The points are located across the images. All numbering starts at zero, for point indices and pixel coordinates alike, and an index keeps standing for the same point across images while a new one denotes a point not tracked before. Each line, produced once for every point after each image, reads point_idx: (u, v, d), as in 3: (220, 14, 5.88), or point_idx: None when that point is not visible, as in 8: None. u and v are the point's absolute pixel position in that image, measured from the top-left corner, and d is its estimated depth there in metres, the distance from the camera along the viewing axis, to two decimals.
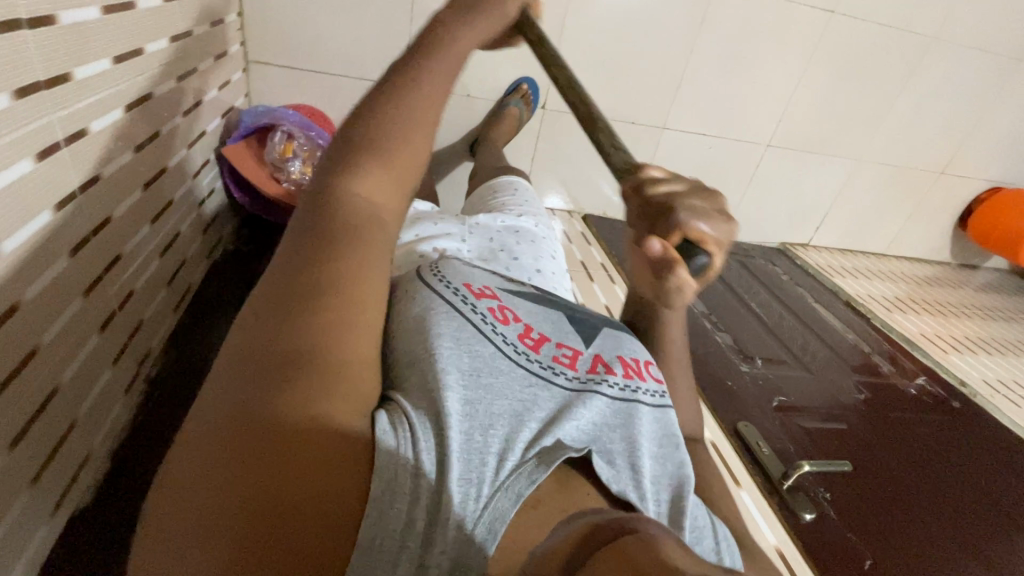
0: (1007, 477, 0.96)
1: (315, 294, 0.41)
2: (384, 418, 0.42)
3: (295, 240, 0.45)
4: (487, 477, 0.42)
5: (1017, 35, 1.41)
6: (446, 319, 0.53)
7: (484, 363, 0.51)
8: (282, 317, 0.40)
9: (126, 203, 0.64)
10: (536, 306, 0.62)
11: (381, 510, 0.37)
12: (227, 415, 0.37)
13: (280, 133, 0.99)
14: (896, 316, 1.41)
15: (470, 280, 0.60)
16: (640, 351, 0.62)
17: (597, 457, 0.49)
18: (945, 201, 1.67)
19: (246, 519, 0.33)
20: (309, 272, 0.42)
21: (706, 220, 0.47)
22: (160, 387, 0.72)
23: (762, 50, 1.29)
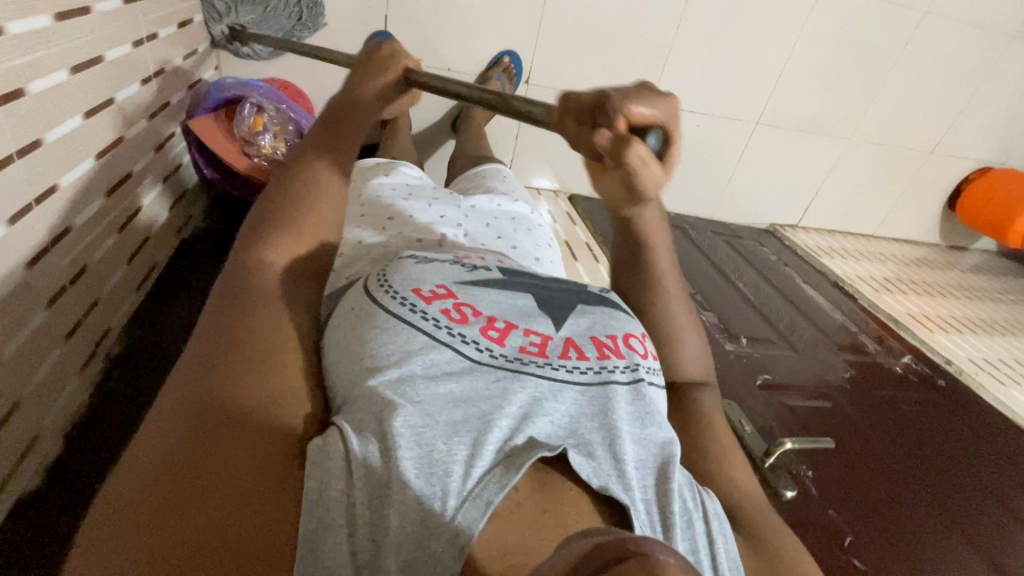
0: (991, 454, 0.95)
1: (239, 338, 0.46)
2: (318, 443, 0.42)
3: (216, 298, 0.50)
4: (453, 487, 0.41)
5: (1012, 10, 1.39)
6: (391, 334, 0.48)
7: (434, 371, 0.47)
8: (212, 356, 0.45)
9: (76, 172, 0.60)
10: (504, 293, 0.55)
11: (315, 544, 0.37)
12: (158, 452, 0.38)
13: (249, 104, 0.93)
14: (883, 296, 1.40)
15: (422, 279, 0.53)
16: (627, 326, 0.56)
17: (573, 451, 0.45)
18: (935, 181, 1.66)
19: (187, 533, 0.35)
20: (235, 321, 0.47)
21: (642, 103, 0.53)
22: (120, 367, 0.69)
23: (752, 24, 1.26)
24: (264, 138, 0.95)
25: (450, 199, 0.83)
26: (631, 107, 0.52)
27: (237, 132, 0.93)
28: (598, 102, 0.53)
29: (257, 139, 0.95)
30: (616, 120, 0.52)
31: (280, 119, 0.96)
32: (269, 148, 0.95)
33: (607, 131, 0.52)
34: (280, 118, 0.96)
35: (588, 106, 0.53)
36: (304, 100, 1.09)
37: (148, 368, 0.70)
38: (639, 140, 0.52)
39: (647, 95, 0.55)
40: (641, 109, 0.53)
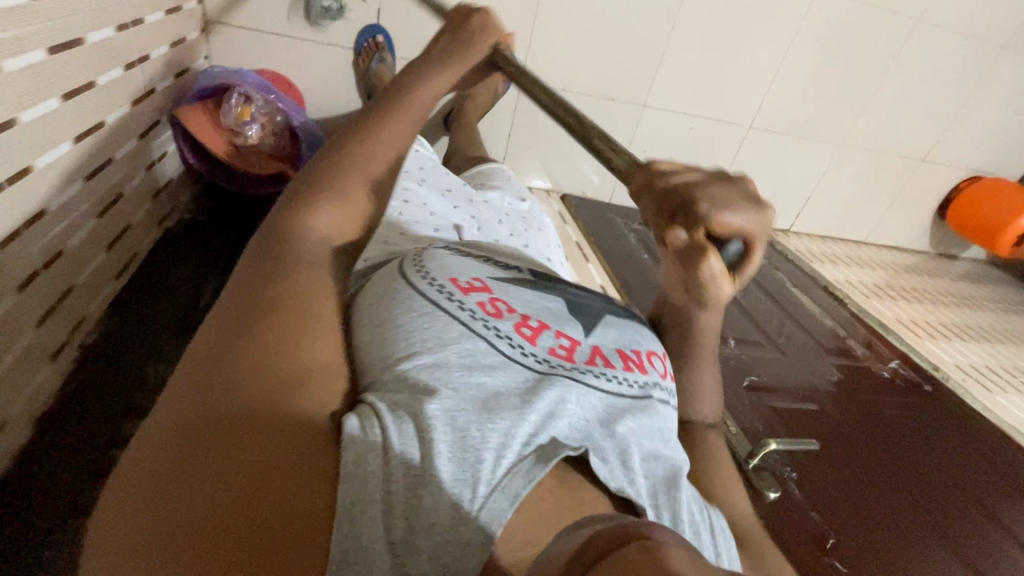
0: (975, 460, 0.95)
1: (266, 308, 0.43)
2: (354, 420, 0.40)
3: (253, 264, 0.48)
4: (484, 475, 0.39)
5: (1003, 20, 1.40)
6: (427, 319, 0.48)
7: (469, 361, 0.47)
8: (231, 329, 0.41)
9: (52, 153, 0.59)
10: (535, 294, 0.57)
11: (353, 516, 0.35)
12: (178, 429, 0.35)
13: (238, 94, 0.92)
14: (873, 302, 1.40)
15: (458, 271, 0.54)
16: (643, 344, 0.58)
17: (593, 455, 0.44)
18: (926, 188, 1.67)
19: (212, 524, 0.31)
20: (261, 291, 0.44)
21: (730, 211, 0.51)
22: (96, 355, 0.68)
23: (747, 27, 1.26)
24: (252, 128, 0.95)
25: (464, 193, 0.82)
26: (720, 216, 0.51)
27: (224, 121, 0.92)
28: (685, 201, 0.51)
29: (244, 129, 0.94)
30: (700, 227, 0.50)
31: (267, 109, 0.96)
32: (257, 138, 0.95)
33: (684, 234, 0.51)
34: (268, 108, 0.96)
35: (677, 196, 0.51)
36: (294, 91, 1.07)
37: (124, 357, 0.68)
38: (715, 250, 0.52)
39: (744, 202, 0.52)
40: (730, 218, 0.51)
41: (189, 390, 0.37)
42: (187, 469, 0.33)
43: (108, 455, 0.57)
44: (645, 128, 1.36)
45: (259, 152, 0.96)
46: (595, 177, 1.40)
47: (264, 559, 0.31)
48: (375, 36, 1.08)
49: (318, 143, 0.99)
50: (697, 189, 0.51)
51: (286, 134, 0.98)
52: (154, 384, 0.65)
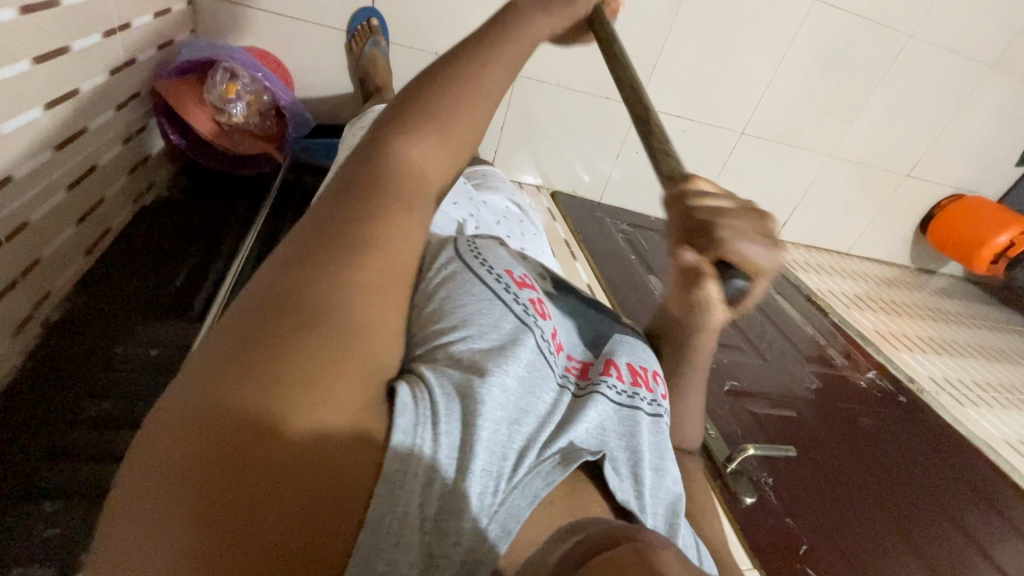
0: (944, 470, 0.97)
1: (351, 250, 0.39)
2: (405, 389, 0.39)
3: (334, 191, 0.42)
4: (506, 472, 0.40)
5: (991, 42, 1.42)
6: (485, 305, 0.50)
7: (521, 351, 0.48)
8: (293, 276, 0.37)
9: (21, 118, 0.56)
10: (558, 311, 0.61)
11: (391, 493, 0.34)
12: (232, 352, 0.33)
13: (222, 70, 0.88)
14: (854, 312, 1.42)
15: (511, 266, 0.57)
16: (654, 364, 0.59)
17: (609, 465, 0.46)
18: (908, 204, 1.69)
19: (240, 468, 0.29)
20: (343, 224, 0.40)
21: (748, 242, 0.42)
22: (60, 331, 0.65)
23: (744, 33, 1.26)
24: (237, 106, 0.91)
25: (466, 190, 0.81)
26: (740, 245, 0.41)
27: (208, 100, 0.88)
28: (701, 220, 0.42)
29: (229, 106, 0.90)
30: (711, 255, 0.42)
31: (253, 87, 0.92)
32: (242, 117, 0.92)
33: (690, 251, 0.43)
34: (253, 87, 0.92)
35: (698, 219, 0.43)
36: (282, 70, 1.05)
37: (90, 336, 0.65)
38: (715, 279, 0.43)
39: (763, 235, 0.43)
40: (749, 249, 0.42)
41: (247, 315, 0.34)
42: (233, 437, 0.30)
43: (66, 437, 0.54)
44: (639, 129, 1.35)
45: (244, 133, 0.94)
46: (586, 176, 1.39)
47: (289, 521, 0.29)
48: (370, 19, 1.05)
49: (305, 124, 0.98)
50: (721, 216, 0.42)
51: (271, 114, 0.96)
52: (121, 365, 0.62)
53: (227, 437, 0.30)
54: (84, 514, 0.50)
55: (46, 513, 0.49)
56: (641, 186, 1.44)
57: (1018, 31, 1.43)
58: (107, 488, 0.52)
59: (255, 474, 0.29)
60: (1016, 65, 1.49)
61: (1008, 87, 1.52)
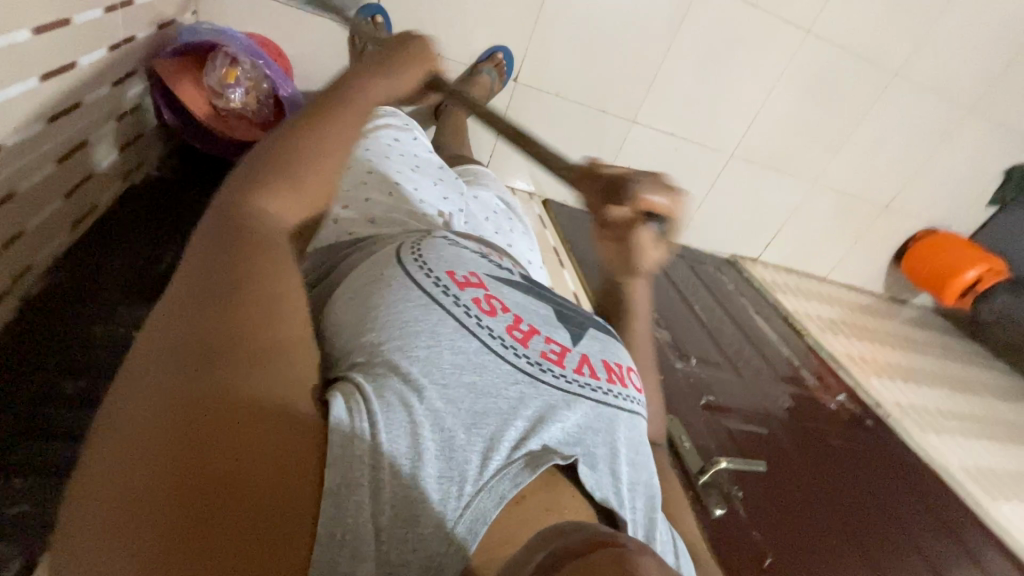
0: (903, 491, 1.01)
1: (249, 281, 0.41)
2: (339, 402, 0.40)
3: (210, 235, 0.45)
4: (469, 475, 0.41)
5: (969, 86, 1.49)
6: (420, 312, 0.47)
7: (466, 357, 0.46)
8: (197, 318, 0.39)
9: (17, 87, 0.55)
10: (527, 296, 0.56)
11: (339, 502, 0.36)
12: (146, 410, 0.35)
13: (223, 55, 0.87)
14: (828, 336, 1.47)
15: (454, 265, 0.54)
16: (624, 356, 0.58)
17: (582, 463, 0.47)
18: (885, 234, 1.75)
19: (184, 509, 0.31)
20: (235, 262, 0.42)
21: (656, 196, 0.55)
22: (41, 305, 0.64)
23: (739, 59, 1.30)
24: (235, 91, 0.89)
25: (456, 183, 0.81)
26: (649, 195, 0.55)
27: (206, 82, 0.87)
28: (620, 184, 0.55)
29: (227, 91, 0.89)
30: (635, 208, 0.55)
31: (254, 74, 0.90)
32: (239, 102, 0.90)
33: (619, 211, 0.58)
34: (254, 73, 0.90)
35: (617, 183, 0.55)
36: (285, 60, 1.04)
37: (71, 313, 0.64)
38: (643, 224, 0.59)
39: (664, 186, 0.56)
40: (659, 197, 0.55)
41: (153, 370, 0.36)
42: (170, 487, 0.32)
43: (43, 414, 0.53)
44: (632, 144, 1.38)
45: (242, 118, 0.92)
46: None
47: (247, 544, 0.32)
48: (375, 15, 1.07)
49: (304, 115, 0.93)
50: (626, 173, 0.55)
51: (270, 103, 0.92)
52: (102, 345, 0.61)
53: (173, 480, 0.32)
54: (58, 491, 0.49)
55: (17, 489, 0.48)
56: None
57: (997, 78, 1.50)
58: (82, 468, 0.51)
59: (211, 472, 0.33)
60: (994, 111, 1.56)
61: (984, 130, 1.59)
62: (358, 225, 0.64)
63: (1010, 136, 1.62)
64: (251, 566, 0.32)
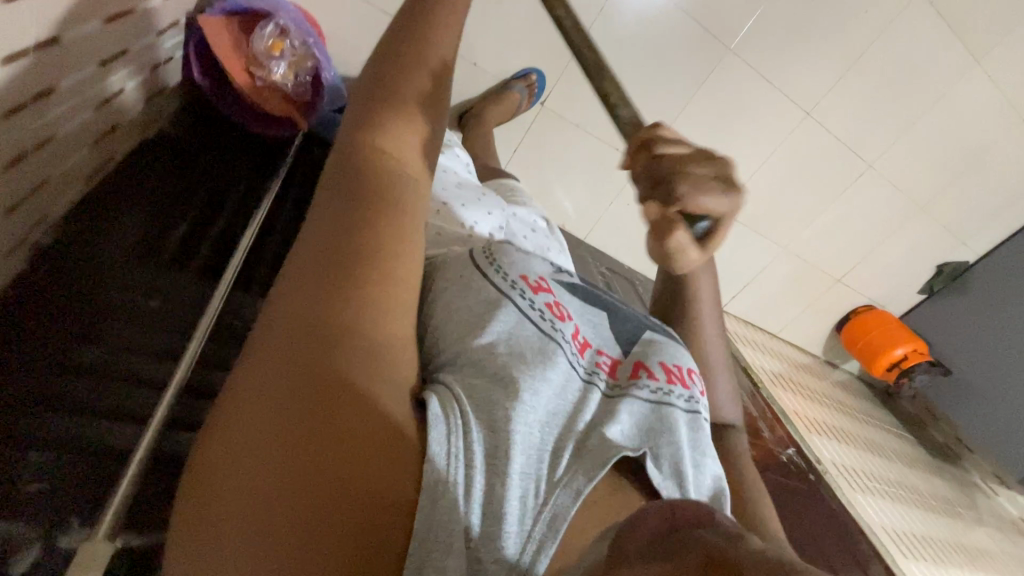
0: (833, 543, 1.12)
1: (367, 269, 0.45)
2: (435, 402, 0.43)
3: (336, 211, 0.49)
4: (543, 474, 0.44)
5: (923, 188, 1.69)
6: (499, 313, 0.52)
7: (543, 357, 0.50)
8: (321, 307, 0.42)
9: (80, 31, 0.54)
10: (585, 304, 0.60)
11: (433, 497, 0.38)
12: (268, 394, 0.37)
13: (274, 26, 0.86)
14: (778, 391, 1.60)
15: (527, 269, 0.57)
16: (685, 358, 0.61)
17: (649, 461, 0.51)
18: (834, 304, 1.92)
19: (299, 494, 0.34)
20: (354, 250, 0.46)
21: (703, 192, 0.51)
22: (61, 251, 0.57)
23: (744, 126, 1.40)
24: (278, 64, 0.87)
25: (498, 199, 0.83)
26: (694, 197, 0.50)
27: (250, 47, 0.85)
28: (664, 174, 0.51)
29: (270, 62, 0.86)
30: (672, 205, 0.51)
31: (302, 51, 0.88)
32: (280, 75, 0.87)
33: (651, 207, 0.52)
34: (301, 51, 0.89)
35: (662, 169, 0.52)
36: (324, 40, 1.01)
37: (89, 266, 0.57)
38: (681, 225, 0.52)
39: (719, 185, 0.51)
40: (704, 199, 0.51)
41: (273, 357, 0.39)
42: (290, 473, 0.35)
43: (54, 382, 0.48)
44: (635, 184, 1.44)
45: (275, 91, 0.87)
46: (577, 214, 1.45)
47: (357, 534, 0.35)
48: None
49: (341, 100, 0.93)
50: (682, 163, 0.52)
51: (309, 82, 0.90)
52: (117, 312, 0.55)
53: (292, 465, 0.35)
54: (79, 469, 0.45)
55: (32, 465, 0.43)
56: (624, 235, 1.52)
57: (945, 185, 1.70)
58: (104, 449, 0.47)
59: (325, 463, 0.36)
60: (938, 213, 1.77)
61: (928, 228, 1.80)
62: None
63: (947, 237, 1.84)
64: (358, 554, 0.34)
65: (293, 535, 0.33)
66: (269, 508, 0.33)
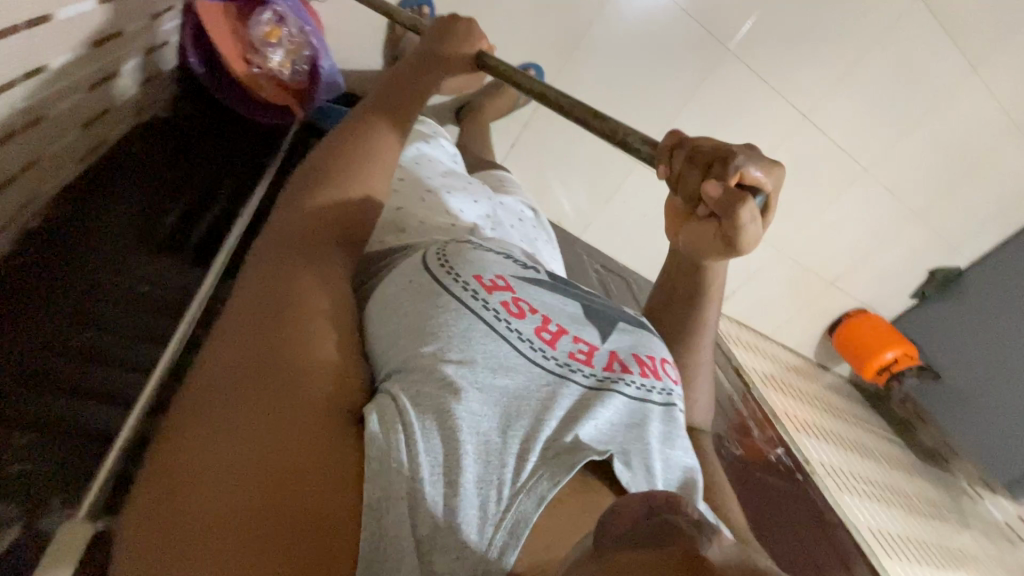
0: (818, 542, 1.13)
1: (301, 305, 0.48)
2: (375, 417, 0.43)
3: (271, 258, 0.53)
4: (507, 478, 0.43)
5: (917, 194, 1.70)
6: (452, 317, 0.50)
7: (497, 363, 0.49)
8: (259, 339, 0.44)
9: (73, 11, 0.53)
10: (554, 296, 0.59)
11: (379, 513, 0.39)
12: (207, 431, 0.38)
13: (270, 13, 0.85)
14: (769, 392, 1.60)
15: (482, 269, 0.55)
16: (655, 348, 0.61)
17: (617, 459, 0.50)
18: (827, 307, 1.93)
19: (239, 521, 0.35)
20: (288, 289, 0.49)
21: (752, 166, 0.58)
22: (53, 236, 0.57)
23: (742, 126, 1.39)
24: (274, 52, 0.87)
25: (484, 189, 0.82)
26: (749, 168, 0.58)
27: (247, 36, 0.84)
28: (718, 154, 0.58)
29: (265, 50, 0.86)
30: (730, 177, 0.57)
31: (299, 40, 0.88)
32: (277, 64, 0.87)
33: (713, 184, 0.58)
34: (299, 39, 0.88)
35: (706, 153, 0.59)
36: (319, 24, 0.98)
37: (80, 252, 0.57)
38: (744, 198, 0.58)
39: (762, 160, 0.59)
40: (755, 171, 0.58)
41: (211, 397, 0.40)
42: (230, 503, 0.35)
43: (43, 364, 0.48)
44: (632, 182, 1.45)
45: (271, 79, 0.88)
46: (574, 211, 1.45)
47: (302, 555, 0.35)
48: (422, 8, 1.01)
49: (337, 90, 0.94)
50: (724, 145, 0.59)
51: (305, 70, 0.91)
52: (111, 298, 0.55)
53: (233, 494, 0.35)
54: (62, 450, 0.45)
55: (16, 447, 0.43)
56: (620, 233, 1.52)
57: (939, 191, 1.71)
58: (90, 430, 0.47)
59: (266, 490, 0.36)
60: (932, 218, 1.78)
61: (921, 233, 1.81)
62: (389, 234, 0.68)
63: (939, 242, 1.86)
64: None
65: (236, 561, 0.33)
66: (210, 540, 0.34)
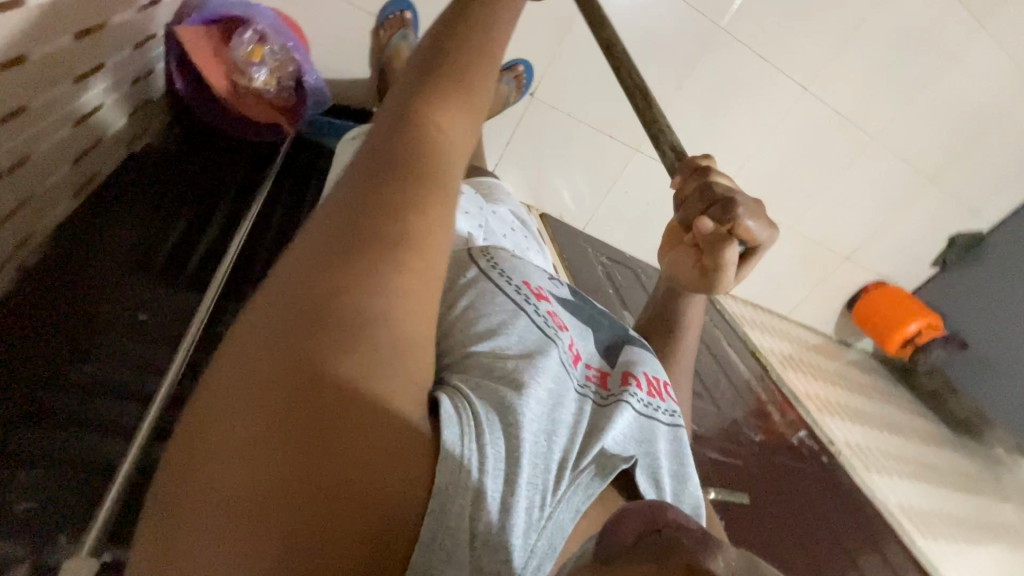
0: (848, 525, 1.11)
1: (399, 241, 0.40)
2: (447, 400, 0.39)
3: (371, 169, 0.44)
4: (550, 485, 0.41)
5: (931, 158, 1.64)
6: (510, 316, 0.51)
7: (552, 367, 0.49)
8: (343, 276, 0.38)
9: (51, 47, 0.54)
10: (570, 312, 0.61)
11: (443, 507, 0.35)
12: (267, 377, 0.34)
13: (252, 31, 0.86)
14: (789, 373, 1.57)
15: (527, 276, 0.58)
16: (658, 370, 0.61)
17: (640, 471, 0.49)
18: (843, 283, 1.88)
19: (290, 495, 0.31)
20: (385, 215, 0.41)
21: (754, 220, 0.53)
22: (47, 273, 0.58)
23: (739, 103, 1.36)
24: (259, 70, 0.87)
25: (474, 196, 0.81)
26: (746, 219, 0.53)
27: (231, 58, 0.85)
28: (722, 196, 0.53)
29: (250, 69, 0.86)
30: (728, 224, 0.52)
31: (282, 56, 0.89)
32: (262, 82, 0.87)
33: (709, 221, 0.54)
34: (281, 56, 0.89)
35: (717, 192, 0.54)
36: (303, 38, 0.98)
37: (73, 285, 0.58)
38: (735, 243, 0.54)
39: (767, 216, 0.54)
40: (751, 222, 0.53)
41: (276, 333, 0.35)
42: (283, 469, 0.31)
43: (44, 399, 0.49)
44: (632, 170, 1.42)
45: (259, 99, 0.88)
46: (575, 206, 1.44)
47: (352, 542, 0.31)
48: (403, 11, 1.01)
49: (324, 102, 0.94)
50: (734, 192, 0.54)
51: (291, 87, 0.91)
52: (107, 327, 0.56)
53: (288, 459, 0.31)
54: (65, 484, 0.46)
55: (21, 484, 0.44)
56: (624, 222, 1.50)
57: (954, 154, 1.66)
58: (92, 463, 0.48)
59: (323, 462, 0.32)
60: (949, 183, 1.72)
61: (938, 199, 1.76)
62: None
63: (956, 206, 1.79)
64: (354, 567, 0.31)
65: (282, 538, 0.30)
66: (259, 504, 0.30)
